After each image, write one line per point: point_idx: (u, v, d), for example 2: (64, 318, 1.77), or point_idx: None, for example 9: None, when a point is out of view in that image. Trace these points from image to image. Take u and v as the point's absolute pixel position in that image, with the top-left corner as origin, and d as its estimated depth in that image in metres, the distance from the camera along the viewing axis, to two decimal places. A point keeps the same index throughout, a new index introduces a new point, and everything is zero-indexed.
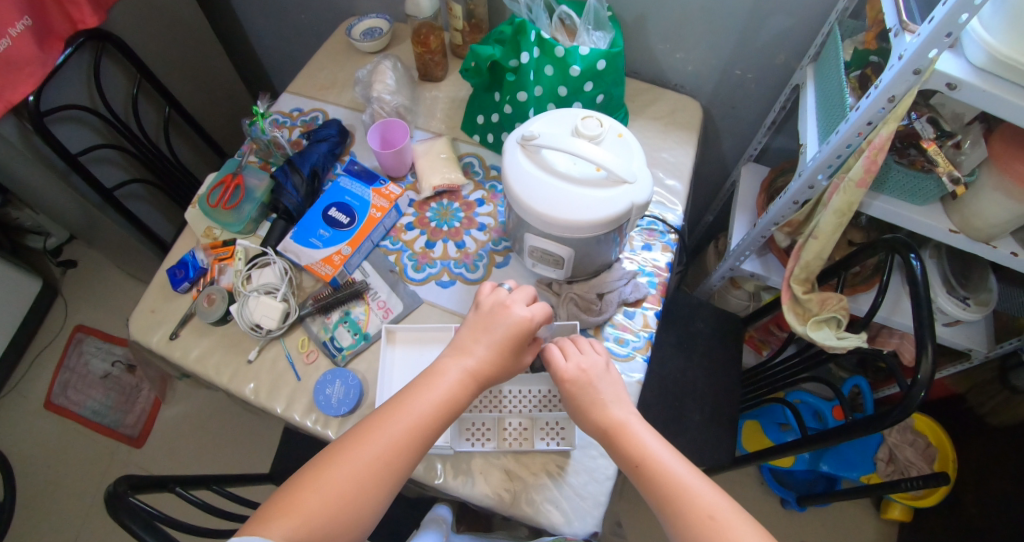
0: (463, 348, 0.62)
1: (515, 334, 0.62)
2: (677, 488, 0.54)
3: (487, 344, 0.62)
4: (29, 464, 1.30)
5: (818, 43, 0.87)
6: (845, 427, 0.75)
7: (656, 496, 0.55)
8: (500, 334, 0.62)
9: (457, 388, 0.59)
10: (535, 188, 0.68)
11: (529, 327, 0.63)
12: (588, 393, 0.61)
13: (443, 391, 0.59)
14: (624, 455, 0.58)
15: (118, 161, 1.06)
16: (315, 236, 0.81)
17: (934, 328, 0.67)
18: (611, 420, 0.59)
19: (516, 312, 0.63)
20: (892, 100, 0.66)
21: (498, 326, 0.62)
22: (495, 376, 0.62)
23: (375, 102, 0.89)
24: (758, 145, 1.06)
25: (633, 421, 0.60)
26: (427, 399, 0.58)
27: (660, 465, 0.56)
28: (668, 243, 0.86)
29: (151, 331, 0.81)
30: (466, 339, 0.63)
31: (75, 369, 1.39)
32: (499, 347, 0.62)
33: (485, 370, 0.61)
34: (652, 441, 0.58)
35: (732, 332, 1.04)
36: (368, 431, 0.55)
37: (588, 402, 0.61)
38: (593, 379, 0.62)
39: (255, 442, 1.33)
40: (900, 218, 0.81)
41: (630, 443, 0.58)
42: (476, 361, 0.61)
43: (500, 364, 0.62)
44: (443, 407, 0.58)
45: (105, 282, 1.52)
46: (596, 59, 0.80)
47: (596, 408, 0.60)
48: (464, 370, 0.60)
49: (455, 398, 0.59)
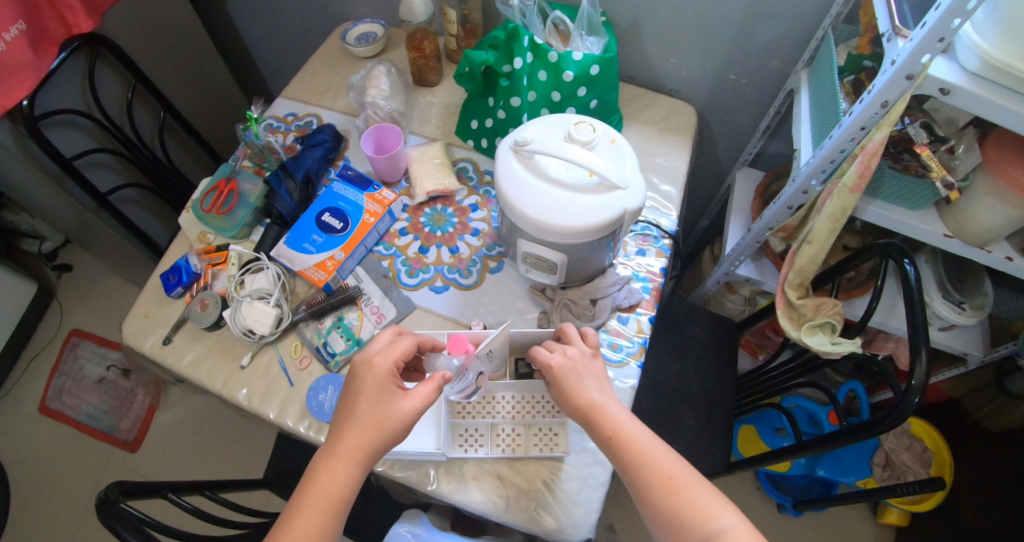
0: (338, 424, 0.57)
1: (375, 389, 0.58)
2: (644, 457, 0.55)
3: (357, 412, 0.57)
4: (24, 469, 1.29)
5: (812, 48, 0.87)
6: (839, 432, 0.75)
7: (625, 467, 0.55)
8: (364, 395, 0.57)
9: (343, 469, 0.55)
10: (524, 192, 0.68)
11: (384, 371, 0.59)
12: (565, 374, 0.61)
13: (331, 480, 0.54)
14: (600, 432, 0.58)
15: (113, 165, 1.06)
16: (308, 241, 0.81)
17: (928, 333, 0.67)
18: (586, 398, 0.59)
19: (368, 363, 0.59)
20: (885, 106, 0.66)
21: (358, 383, 0.58)
22: (378, 435, 0.56)
23: (369, 107, 0.89)
24: (753, 150, 1.06)
25: (603, 396, 0.60)
26: (314, 492, 0.53)
27: (629, 437, 0.56)
28: (662, 248, 0.85)
29: (144, 336, 0.81)
30: (340, 412, 0.58)
31: (70, 373, 1.39)
32: (369, 410, 0.56)
33: (365, 437, 0.56)
34: (621, 413, 0.58)
35: (728, 337, 1.04)
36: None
37: (563, 382, 0.61)
38: (572, 366, 0.62)
39: (250, 447, 1.33)
40: (895, 223, 0.81)
41: (603, 418, 0.58)
42: (349, 432, 0.56)
43: (374, 423, 0.56)
44: (337, 495, 0.54)
45: (101, 287, 1.51)
46: (590, 64, 0.80)
47: (578, 389, 0.60)
48: (342, 450, 0.55)
49: (345, 481, 0.54)
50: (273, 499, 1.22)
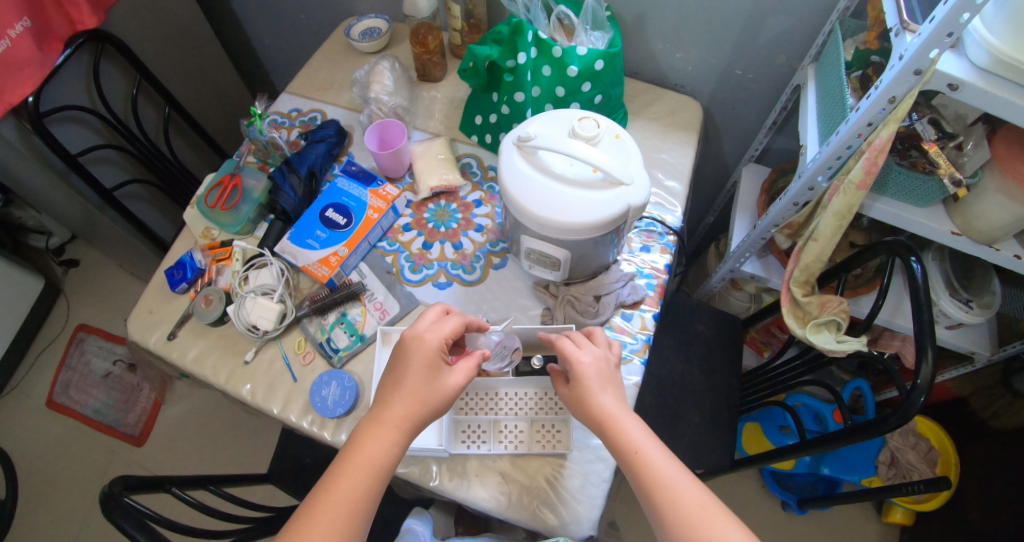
0: (383, 397, 0.57)
1: (426, 361, 0.58)
2: (662, 483, 0.53)
3: (403, 384, 0.57)
4: (31, 462, 1.31)
5: (819, 43, 0.86)
6: (843, 431, 0.75)
7: (642, 489, 0.54)
8: (413, 367, 0.57)
9: (388, 441, 0.54)
10: (530, 188, 0.68)
11: (433, 347, 0.59)
12: (586, 385, 0.59)
13: (376, 450, 0.54)
14: (617, 446, 0.56)
15: (118, 161, 1.06)
16: (312, 237, 0.81)
17: (935, 331, 0.66)
18: (603, 411, 0.58)
19: (417, 338, 0.59)
20: (893, 101, 0.66)
21: (406, 356, 0.58)
22: (424, 409, 0.56)
23: (373, 102, 0.89)
24: (758, 146, 1.06)
25: (622, 414, 0.57)
26: (357, 458, 0.53)
27: (646, 460, 0.54)
28: (667, 245, 0.85)
29: (149, 331, 0.81)
30: (385, 384, 0.58)
31: (76, 368, 1.40)
32: (417, 384, 0.56)
33: (412, 410, 0.56)
34: (640, 433, 0.56)
35: (732, 334, 1.04)
36: (304, 517, 0.50)
37: (581, 392, 0.59)
38: (595, 378, 0.59)
39: (255, 442, 1.34)
40: (902, 220, 0.80)
41: (621, 437, 0.56)
42: (395, 403, 0.56)
43: (420, 397, 0.56)
44: (380, 466, 0.53)
45: (107, 282, 1.52)
46: (594, 59, 0.79)
47: (598, 399, 0.58)
48: (387, 421, 0.55)
49: (390, 452, 0.54)
50: (276, 494, 1.23)
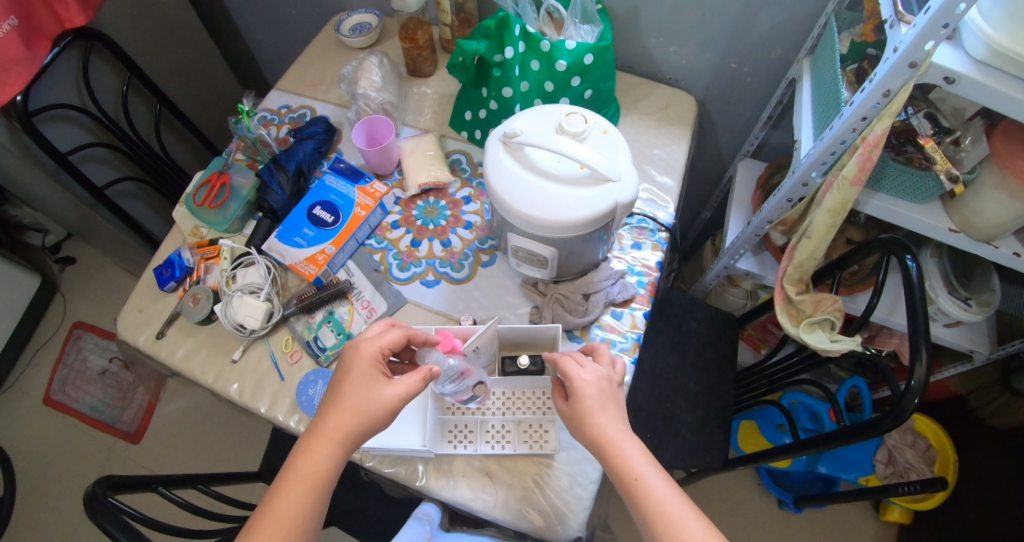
0: (322, 409, 0.56)
1: (362, 373, 0.57)
2: (665, 516, 0.52)
3: (341, 395, 0.56)
4: (29, 460, 1.32)
5: (815, 35, 0.84)
6: (837, 432, 0.74)
7: (644, 518, 0.53)
8: (349, 378, 0.57)
9: (325, 452, 0.54)
10: (516, 187, 0.67)
11: (369, 356, 0.58)
12: (588, 407, 0.58)
13: (313, 463, 0.53)
14: (617, 471, 0.55)
15: (110, 159, 1.06)
16: (300, 234, 0.81)
17: (929, 330, 0.65)
18: (604, 433, 0.56)
19: (356, 348, 0.59)
20: (887, 95, 0.64)
21: (345, 368, 0.58)
22: (360, 418, 0.55)
23: (361, 99, 0.88)
24: (754, 141, 1.04)
25: (626, 440, 0.56)
26: (295, 473, 0.52)
27: (649, 490, 0.53)
28: (659, 242, 0.84)
29: (137, 330, 0.81)
30: (326, 398, 0.57)
31: (73, 365, 1.41)
32: (353, 393, 0.56)
33: (348, 419, 0.55)
34: (644, 462, 0.55)
35: (727, 332, 1.02)
36: (245, 538, 0.50)
37: (584, 415, 0.58)
38: (597, 400, 0.58)
39: (249, 439, 1.34)
40: (898, 217, 0.79)
41: (623, 464, 0.55)
42: (332, 415, 0.55)
43: (358, 407, 0.55)
44: (317, 479, 0.52)
45: (103, 279, 1.52)
46: (584, 53, 0.78)
47: (599, 421, 0.57)
48: (325, 432, 0.54)
49: (326, 464, 0.53)
50: (271, 492, 1.23)
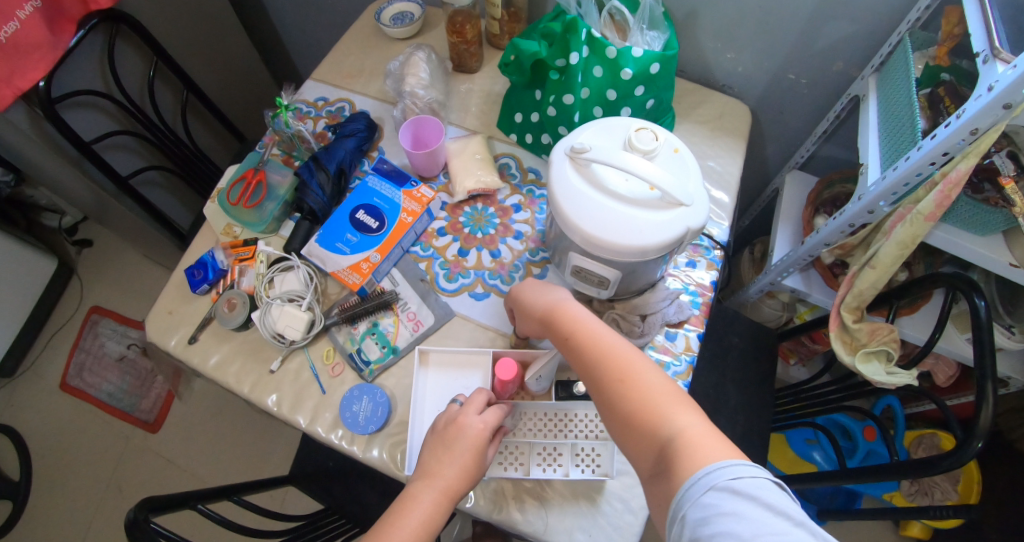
0: (430, 463, 0.55)
1: (474, 444, 0.56)
2: (598, 354, 0.56)
3: (455, 458, 0.55)
4: (45, 446, 1.29)
5: (885, 52, 0.81)
6: (887, 466, 0.73)
7: (582, 367, 0.57)
8: (465, 447, 0.56)
9: (433, 511, 0.53)
10: (583, 206, 0.64)
11: (484, 435, 0.57)
12: (525, 289, 0.66)
13: (419, 513, 0.53)
14: (557, 331, 0.60)
15: (134, 147, 1.01)
16: (342, 240, 0.77)
17: (996, 372, 0.63)
18: (541, 304, 0.63)
19: (471, 424, 0.57)
20: (975, 133, 0.60)
21: (454, 431, 0.57)
22: (469, 485, 0.55)
23: (407, 96, 0.84)
24: (805, 153, 1.01)
25: (559, 300, 0.62)
26: (402, 522, 0.52)
27: (582, 338, 0.58)
28: (713, 260, 0.81)
29: (169, 334, 0.78)
30: (427, 448, 0.57)
31: (90, 350, 1.37)
32: (462, 460, 0.55)
33: (457, 485, 0.55)
34: (576, 319, 0.60)
35: (767, 348, 1.00)
36: None
37: (523, 299, 0.65)
38: (531, 286, 0.66)
39: (269, 435, 1.31)
40: (961, 249, 0.77)
41: (558, 321, 0.60)
42: (445, 475, 0.54)
43: (468, 471, 0.55)
44: (422, 537, 0.52)
45: (120, 262, 1.47)
46: (650, 62, 0.74)
47: (536, 297, 0.64)
48: (435, 488, 0.54)
49: (432, 519, 0.53)
50: (292, 492, 1.21)
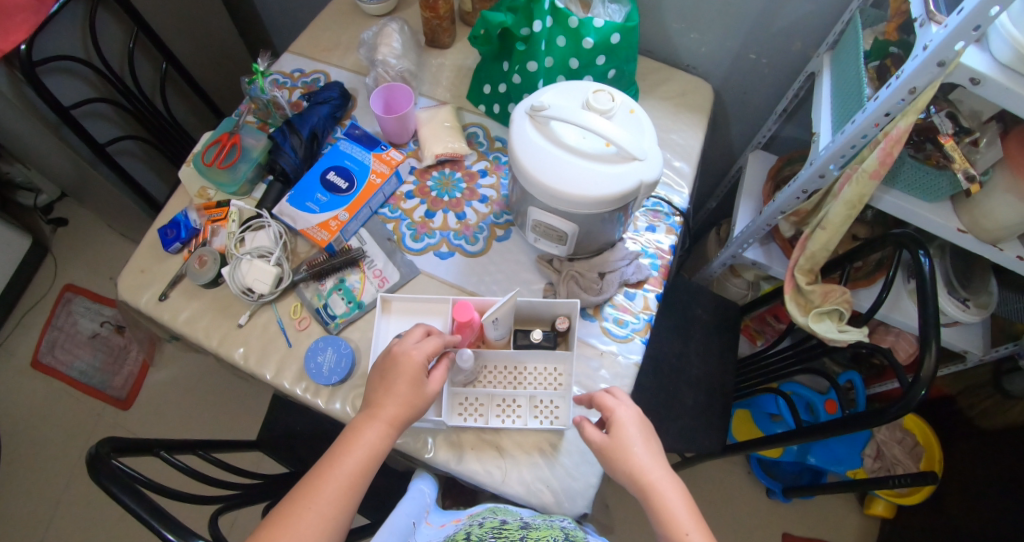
0: (371, 397, 0.58)
1: (410, 376, 0.58)
2: None
3: (393, 391, 0.57)
4: (13, 425, 1.29)
5: (838, 31, 0.85)
6: (842, 419, 0.75)
7: None
8: (404, 378, 0.58)
9: (378, 438, 0.56)
10: (542, 159, 0.67)
11: (420, 364, 0.59)
12: (625, 442, 0.57)
13: (365, 445, 0.55)
14: (663, 522, 0.53)
15: (111, 116, 1.03)
16: (312, 200, 0.79)
17: (940, 326, 0.66)
18: (647, 479, 0.55)
19: (405, 354, 0.59)
20: (913, 92, 0.64)
21: (390, 367, 0.59)
22: (411, 414, 0.58)
23: (380, 65, 0.87)
24: (767, 133, 1.05)
25: (669, 487, 0.55)
26: (348, 451, 0.54)
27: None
28: (673, 226, 0.84)
29: (140, 291, 0.80)
30: (371, 384, 0.59)
31: (63, 328, 1.37)
32: (402, 392, 0.57)
33: (400, 414, 0.57)
34: (689, 517, 0.53)
35: (731, 320, 1.03)
36: (293, 502, 0.52)
37: (626, 458, 0.57)
38: (635, 430, 0.58)
39: (242, 408, 1.33)
40: (909, 213, 0.80)
41: (667, 515, 0.53)
42: (385, 406, 0.57)
43: (409, 402, 0.57)
44: (370, 462, 0.55)
45: (95, 241, 1.48)
46: (610, 33, 0.77)
47: (640, 463, 0.56)
48: (378, 419, 0.56)
49: (377, 448, 0.55)
50: (264, 460, 1.24)
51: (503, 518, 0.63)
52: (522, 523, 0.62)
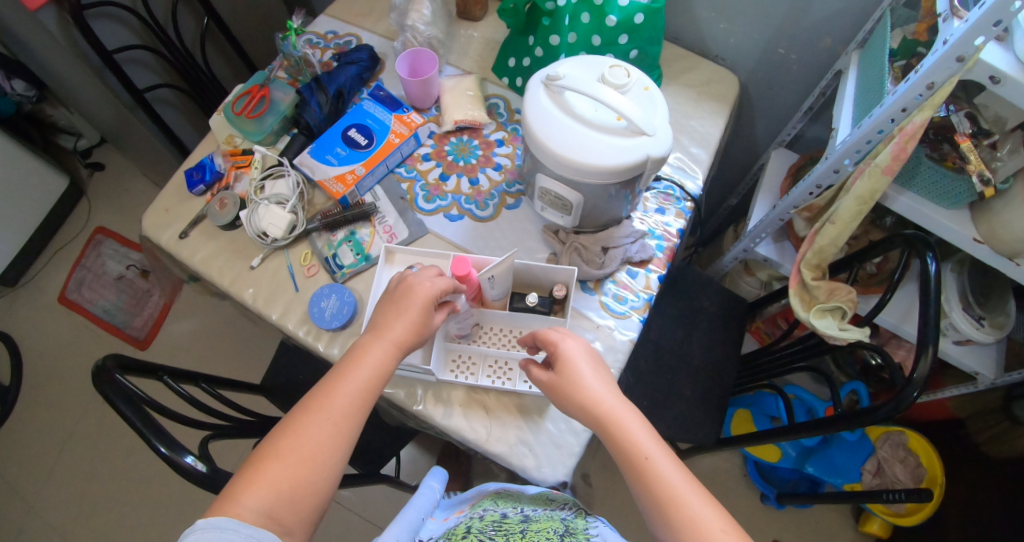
0: (379, 322, 0.60)
1: (418, 302, 0.61)
2: (673, 496, 0.51)
3: (402, 315, 0.60)
4: (39, 354, 1.36)
5: (867, 29, 0.84)
6: (836, 416, 0.75)
7: (653, 499, 0.51)
8: (412, 303, 0.61)
9: (385, 358, 0.58)
10: (553, 127, 0.68)
11: (432, 296, 0.61)
12: (577, 372, 0.59)
13: (372, 362, 0.57)
14: (625, 450, 0.54)
15: (151, 63, 1.08)
16: (332, 153, 0.82)
17: (939, 332, 0.64)
18: (601, 407, 0.57)
19: (419, 284, 0.62)
20: (931, 88, 0.63)
21: (398, 295, 0.62)
22: (417, 340, 0.60)
23: (409, 30, 0.89)
24: (791, 131, 1.04)
25: (625, 413, 0.56)
26: (355, 368, 0.56)
27: (656, 466, 0.53)
28: (683, 210, 0.84)
29: (163, 228, 0.83)
30: (379, 311, 0.62)
31: (91, 267, 1.44)
32: (409, 315, 0.60)
33: (407, 338, 0.60)
34: (651, 442, 0.54)
35: (737, 316, 1.02)
36: (300, 412, 0.54)
37: (578, 389, 0.58)
38: (584, 361, 0.60)
39: (250, 358, 1.37)
40: (922, 217, 0.79)
41: (624, 438, 0.55)
42: (393, 328, 0.59)
43: (415, 326, 0.60)
44: (377, 379, 0.57)
45: (128, 188, 1.54)
46: (634, 12, 0.79)
47: (592, 393, 0.57)
48: (385, 340, 0.59)
49: (384, 368, 0.58)
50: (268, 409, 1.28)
51: (505, 511, 0.62)
52: (522, 516, 0.61)
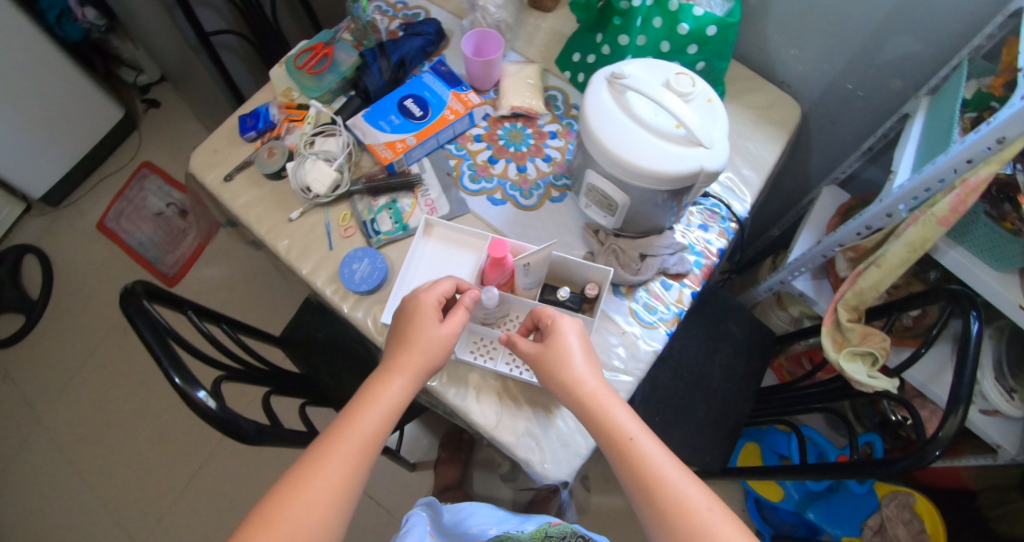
0: (394, 354, 0.61)
1: (420, 314, 0.62)
2: (656, 473, 0.53)
3: (417, 346, 0.60)
4: (70, 275, 1.40)
5: (942, 75, 0.81)
6: (852, 463, 0.73)
7: (636, 478, 0.53)
8: (426, 326, 0.61)
9: (400, 391, 0.59)
10: (611, 125, 0.67)
11: (430, 304, 0.63)
12: (566, 349, 0.60)
13: (387, 396, 0.58)
14: (608, 431, 0.56)
15: (221, 8, 1.09)
16: (385, 120, 0.82)
17: (973, 395, 0.62)
18: (585, 386, 0.59)
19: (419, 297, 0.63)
20: (1001, 142, 0.60)
21: (410, 319, 0.62)
22: (431, 371, 0.61)
23: (478, 10, 0.88)
24: (847, 169, 1.01)
25: (607, 393, 0.58)
26: (370, 401, 0.57)
27: (640, 447, 0.54)
28: (726, 230, 0.83)
29: (209, 168, 0.84)
30: (393, 340, 0.62)
31: (132, 200, 1.47)
32: (423, 340, 0.61)
33: (422, 368, 0.60)
34: (634, 424, 0.56)
35: (761, 347, 1.00)
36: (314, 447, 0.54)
37: (566, 368, 0.59)
38: (574, 339, 0.62)
39: (271, 311, 1.38)
40: (969, 275, 0.77)
41: (609, 417, 0.56)
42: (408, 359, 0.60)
43: (431, 356, 0.61)
44: (391, 413, 0.57)
45: (178, 128, 1.57)
46: (707, 24, 0.77)
47: (579, 372, 0.59)
48: (400, 371, 0.59)
49: (399, 401, 0.58)
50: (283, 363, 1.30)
51: None
52: None
